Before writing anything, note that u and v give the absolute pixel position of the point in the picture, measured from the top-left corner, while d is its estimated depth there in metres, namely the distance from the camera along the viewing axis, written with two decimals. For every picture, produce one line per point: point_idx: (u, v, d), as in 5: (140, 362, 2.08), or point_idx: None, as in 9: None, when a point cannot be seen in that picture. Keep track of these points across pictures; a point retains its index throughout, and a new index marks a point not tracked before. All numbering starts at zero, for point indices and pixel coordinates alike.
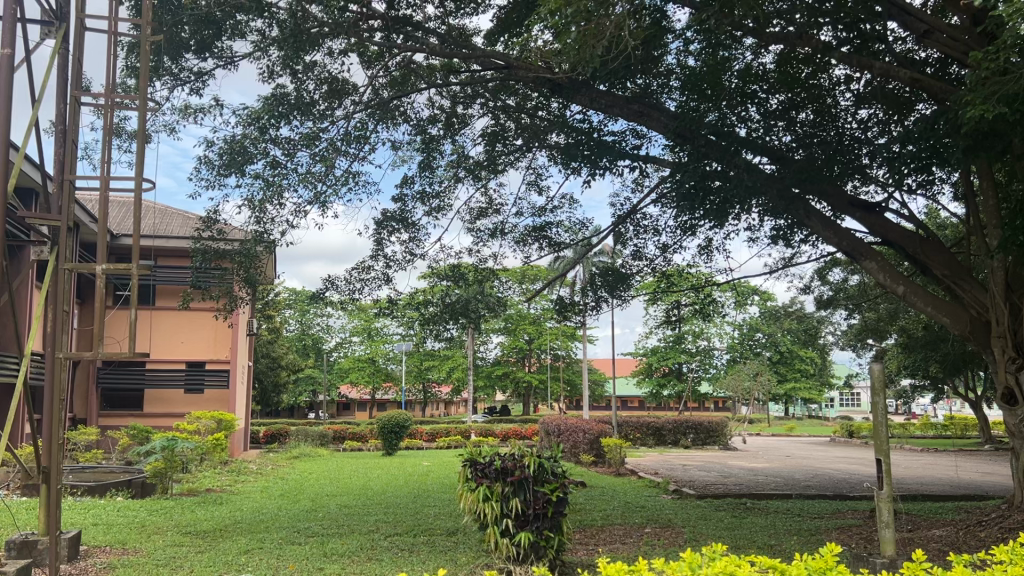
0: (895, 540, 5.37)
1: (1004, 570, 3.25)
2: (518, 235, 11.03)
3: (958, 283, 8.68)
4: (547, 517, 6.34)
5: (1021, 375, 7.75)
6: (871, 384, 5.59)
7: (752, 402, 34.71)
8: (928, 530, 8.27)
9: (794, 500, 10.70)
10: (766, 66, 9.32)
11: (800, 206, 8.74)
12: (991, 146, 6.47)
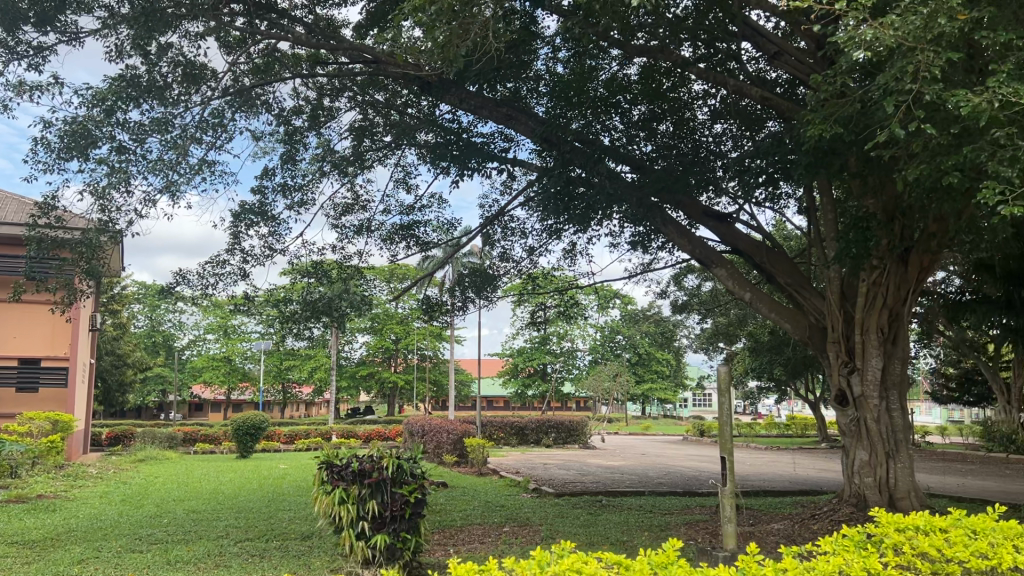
0: (736, 534, 5.65)
1: (827, 561, 3.45)
2: (384, 233, 10.87)
3: (799, 291, 9.23)
4: (404, 518, 6.25)
5: (853, 378, 8.33)
6: (718, 385, 5.84)
7: (612, 402, 35.75)
8: (768, 523, 8.76)
9: (647, 497, 11.09)
10: (631, 77, 9.61)
11: (658, 214, 9.07)
12: (829, 164, 6.93)
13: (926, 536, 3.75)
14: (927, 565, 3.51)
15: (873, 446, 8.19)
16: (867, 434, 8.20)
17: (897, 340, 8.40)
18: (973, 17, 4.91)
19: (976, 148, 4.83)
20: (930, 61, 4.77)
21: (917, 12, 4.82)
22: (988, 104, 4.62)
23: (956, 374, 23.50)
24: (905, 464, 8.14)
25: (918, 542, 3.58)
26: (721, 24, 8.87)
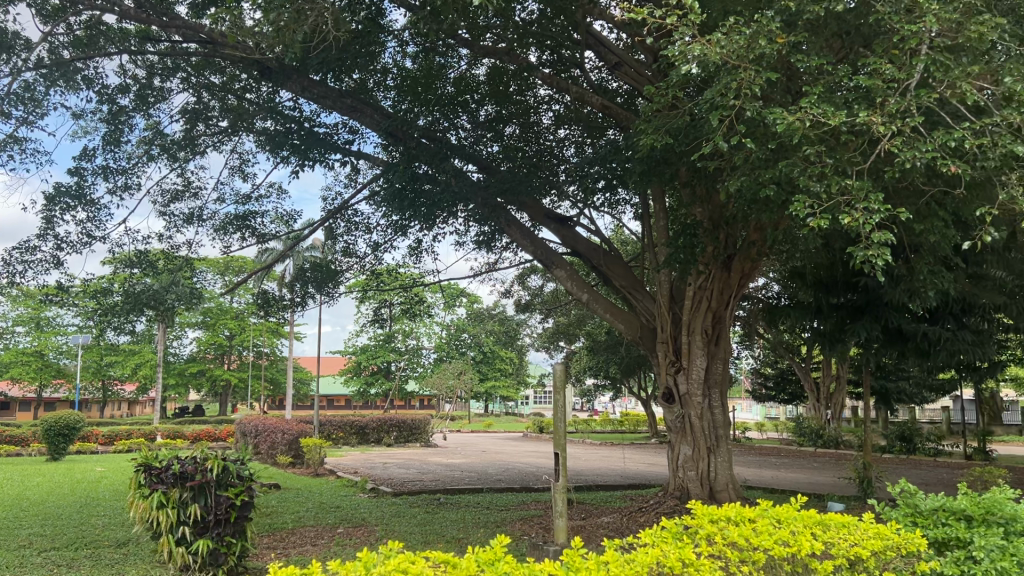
0: (567, 529, 5.78)
1: (646, 553, 3.59)
2: (218, 223, 10.35)
3: (633, 293, 9.61)
4: (229, 522, 5.98)
5: (679, 377, 8.77)
6: (554, 383, 5.95)
7: (455, 400, 35.90)
8: (598, 517, 9.06)
9: (484, 493, 11.20)
10: (478, 77, 9.65)
11: (502, 215, 9.16)
12: (661, 172, 7.25)
13: (736, 527, 3.98)
14: (736, 553, 3.73)
15: (696, 441, 8.66)
16: (691, 430, 8.66)
17: (720, 341, 8.91)
18: (789, 42, 5.29)
19: (790, 163, 5.19)
20: (751, 80, 5.09)
21: (740, 31, 5.13)
22: (801, 122, 4.97)
23: (774, 373, 25.30)
24: (724, 458, 8.66)
25: (728, 532, 3.79)
26: (566, 32, 9.09)
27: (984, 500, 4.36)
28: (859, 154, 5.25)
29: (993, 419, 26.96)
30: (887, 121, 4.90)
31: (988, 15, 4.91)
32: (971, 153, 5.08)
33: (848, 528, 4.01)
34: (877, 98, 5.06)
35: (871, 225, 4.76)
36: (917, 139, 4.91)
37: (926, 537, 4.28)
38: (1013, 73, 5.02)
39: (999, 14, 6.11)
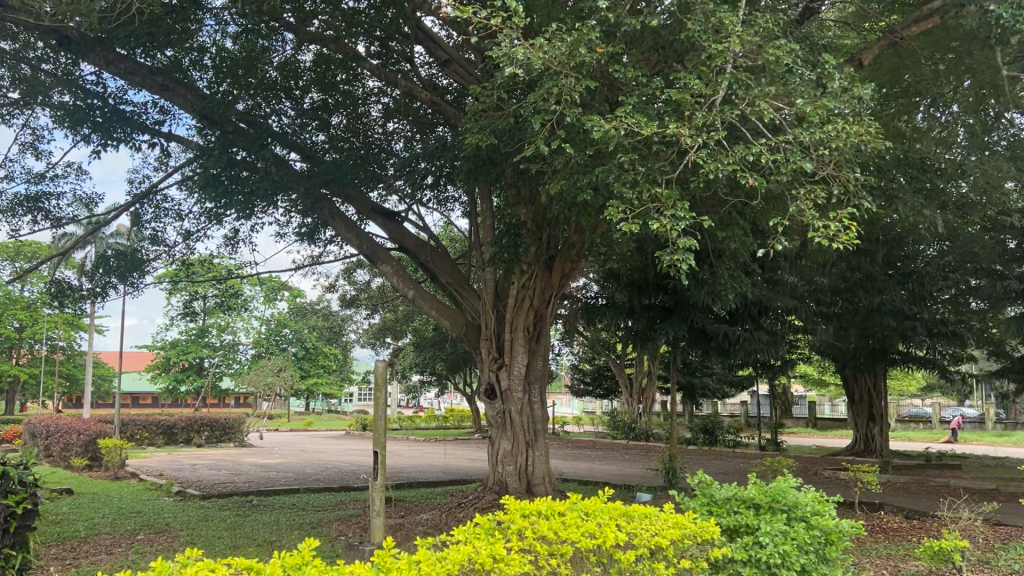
0: (384, 529, 5.69)
1: (458, 550, 3.60)
2: (5, 204, 9.39)
3: (459, 291, 9.64)
4: (9, 533, 5.37)
5: (502, 373, 8.89)
6: (375, 380, 5.85)
7: (274, 396, 34.58)
8: (417, 514, 9.03)
9: (300, 494, 10.87)
10: (304, 63, 9.34)
11: (325, 207, 8.92)
12: (487, 172, 7.34)
13: (546, 521, 4.08)
14: (546, 547, 3.82)
15: (515, 436, 8.82)
16: (511, 425, 8.82)
17: (540, 339, 9.12)
18: (607, 52, 5.50)
19: (606, 169, 5.40)
20: (571, 86, 5.23)
21: (562, 39, 5.29)
22: (616, 130, 5.20)
23: (592, 369, 26.32)
24: (542, 452, 8.88)
25: (539, 526, 3.89)
26: (395, 25, 8.96)
27: (771, 488, 4.71)
28: (669, 164, 5.54)
29: (783, 411, 29.47)
30: (694, 133, 5.20)
31: (783, 41, 5.33)
32: (767, 167, 5.49)
33: (650, 519, 4.20)
34: (686, 111, 5.36)
35: (677, 231, 5.04)
36: (720, 152, 5.24)
37: (720, 525, 4.57)
38: (803, 96, 5.48)
39: (794, 42, 6.66)
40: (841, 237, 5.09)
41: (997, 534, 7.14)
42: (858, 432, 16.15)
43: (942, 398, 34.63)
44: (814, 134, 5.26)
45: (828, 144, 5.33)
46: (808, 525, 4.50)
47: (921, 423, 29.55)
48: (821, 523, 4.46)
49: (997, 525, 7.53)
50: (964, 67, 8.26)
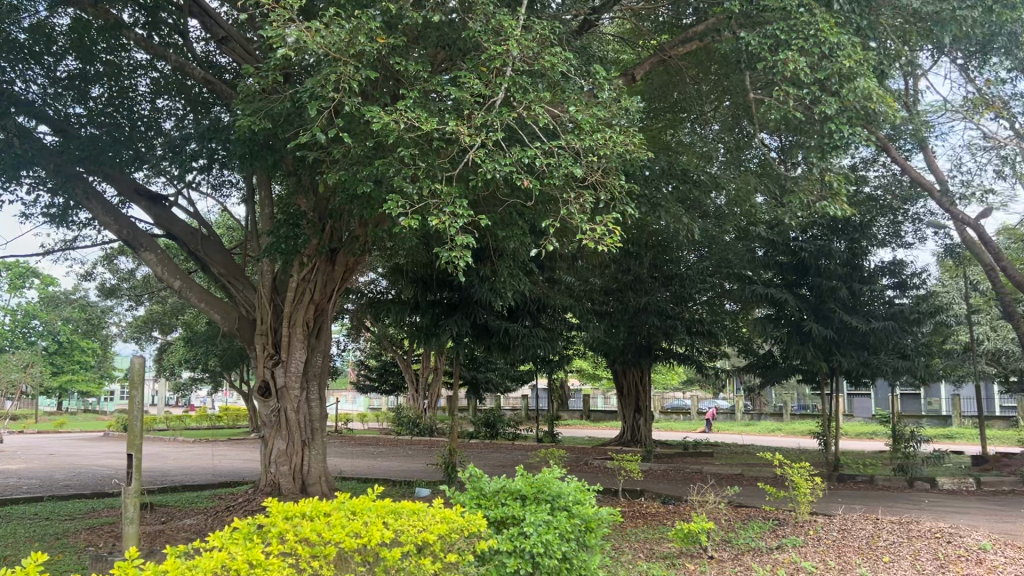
0: (137, 537, 5.20)
1: (211, 557, 3.37)
2: None
3: (233, 283, 9.13)
4: None
5: (278, 370, 8.52)
6: (130, 378, 5.38)
7: (18, 395, 31.09)
8: (181, 520, 8.47)
9: (44, 503, 9.82)
10: (59, 27, 8.46)
11: (79, 186, 8.11)
12: (264, 158, 7.04)
13: (310, 522, 3.93)
14: (307, 549, 3.67)
15: (291, 436, 8.51)
16: (286, 424, 8.49)
17: (320, 334, 8.86)
18: (389, 43, 5.43)
19: (386, 163, 5.33)
20: (350, 75, 5.12)
21: (340, 25, 5.17)
22: (395, 124, 5.15)
23: (376, 365, 26.09)
24: (317, 451, 8.63)
25: (300, 527, 3.74)
26: None
27: (537, 479, 4.86)
28: (448, 161, 5.57)
29: (561, 405, 30.82)
30: (473, 132, 5.27)
31: (559, 48, 5.56)
32: (542, 170, 5.68)
33: (418, 515, 4.17)
34: (465, 110, 5.41)
35: (455, 229, 5.07)
36: (497, 152, 5.34)
37: (487, 517, 4.64)
38: (576, 104, 5.74)
39: (571, 51, 6.96)
40: (605, 241, 5.37)
41: (738, 514, 7.87)
42: (626, 423, 17.19)
43: (699, 392, 37.84)
44: (584, 141, 5.52)
45: (597, 151, 5.62)
46: (569, 514, 4.67)
47: (681, 415, 32.08)
48: (581, 511, 4.65)
49: (739, 506, 8.28)
50: (722, 87, 9.04)
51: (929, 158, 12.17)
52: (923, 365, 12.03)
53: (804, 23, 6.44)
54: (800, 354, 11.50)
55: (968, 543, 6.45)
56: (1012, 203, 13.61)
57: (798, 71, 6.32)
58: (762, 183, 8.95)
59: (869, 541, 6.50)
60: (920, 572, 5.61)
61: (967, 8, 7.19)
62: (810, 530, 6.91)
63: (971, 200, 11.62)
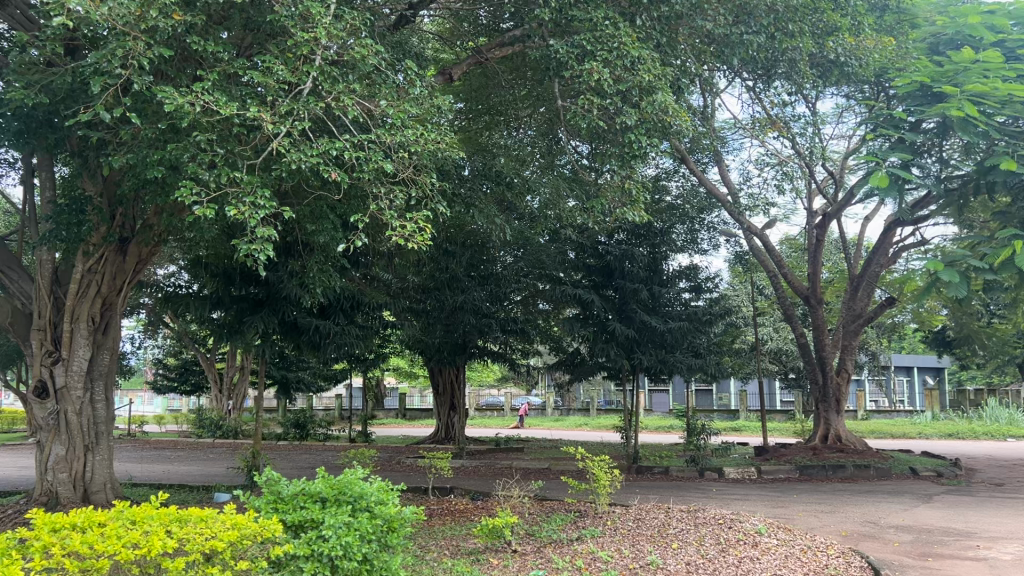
0: None
1: None
2: None
3: (6, 273, 8.22)
4: None
5: (57, 369, 7.75)
6: None
7: None
8: None
9: None
10: None
11: None
12: (44, 135, 6.45)
13: (80, 534, 3.60)
14: (76, 564, 3.36)
15: (71, 441, 7.80)
16: (65, 428, 7.76)
17: (107, 330, 8.16)
18: (186, 21, 5.12)
19: (180, 147, 5.05)
20: (140, 52, 4.81)
21: None
22: (192, 106, 4.87)
23: (177, 363, 24.64)
24: (102, 456, 7.99)
25: (68, 541, 3.42)
26: None
27: (338, 481, 4.68)
28: (250, 150, 5.35)
29: (375, 404, 30.42)
30: (277, 120, 5.08)
31: (370, 41, 5.48)
32: (349, 163, 5.58)
33: (206, 521, 3.90)
34: (269, 97, 5.22)
35: (255, 220, 4.85)
36: (303, 142, 5.18)
37: (284, 521, 4.42)
38: (387, 98, 5.70)
39: (382, 45, 6.88)
40: (414, 238, 5.33)
41: (542, 508, 8.07)
42: (439, 421, 17.24)
43: (513, 389, 38.77)
44: (392, 135, 5.47)
45: (407, 147, 5.61)
46: (370, 515, 4.52)
47: (495, 412, 32.72)
48: (384, 511, 4.52)
49: (543, 500, 8.50)
50: (534, 94, 9.19)
51: (723, 172, 13.15)
52: (714, 363, 12.92)
53: (608, 36, 6.77)
54: (604, 352, 11.98)
55: (746, 527, 6.98)
56: (793, 216, 14.97)
57: (601, 82, 6.62)
58: (571, 188, 9.27)
59: (661, 529, 6.88)
60: (703, 556, 6.00)
61: (752, 33, 7.83)
62: (608, 521, 7.21)
63: (757, 211, 12.66)
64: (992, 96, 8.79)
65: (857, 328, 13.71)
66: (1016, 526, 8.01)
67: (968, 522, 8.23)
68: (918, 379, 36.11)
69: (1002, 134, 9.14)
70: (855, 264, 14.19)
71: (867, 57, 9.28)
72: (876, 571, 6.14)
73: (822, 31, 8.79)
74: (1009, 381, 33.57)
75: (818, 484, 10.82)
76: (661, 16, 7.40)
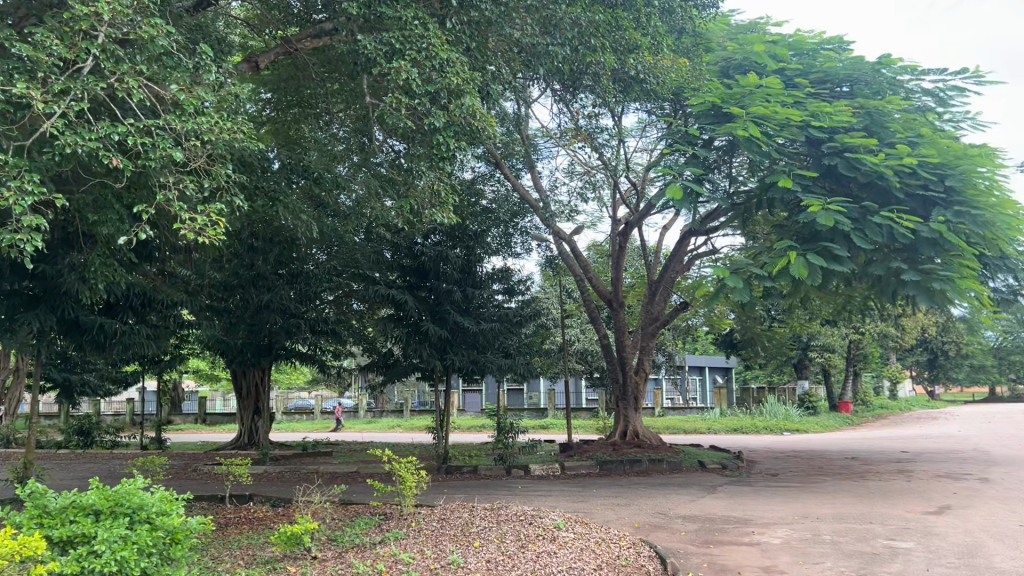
0: None
1: None
2: None
3: None
4: None
5: None
6: None
7: None
8: None
9: None
10: None
11: None
12: None
13: None
14: None
15: None
16: None
17: None
18: None
19: None
20: None
21: None
22: None
23: None
24: None
25: None
26: None
27: (115, 492, 4.27)
28: (16, 130, 4.88)
29: (173, 408, 28.67)
30: (52, 99, 4.66)
31: (160, 21, 5.14)
32: (136, 150, 5.22)
33: None
34: (40, 74, 4.78)
35: (22, 207, 4.41)
36: (81, 125, 4.78)
37: (50, 538, 3.98)
38: (178, 82, 5.39)
39: (174, 28, 6.48)
40: (208, 233, 5.07)
41: (346, 512, 7.90)
42: (243, 426, 16.53)
43: (324, 392, 37.88)
44: (184, 123, 5.18)
45: (201, 135, 5.34)
46: (150, 527, 4.17)
47: (304, 415, 31.81)
48: (166, 523, 4.18)
49: (347, 504, 8.34)
50: (346, 89, 8.88)
51: (535, 178, 13.52)
52: (523, 364, 13.20)
53: (417, 36, 6.79)
54: (417, 353, 11.94)
55: (546, 522, 7.18)
56: (599, 224, 15.65)
57: (409, 81, 6.64)
58: (383, 187, 9.12)
59: (464, 528, 6.93)
60: (503, 553, 6.11)
61: (557, 45, 8.18)
62: (412, 522, 7.17)
63: (565, 217, 13.10)
64: (773, 119, 9.60)
65: (655, 330, 14.51)
66: (786, 512, 8.79)
67: (745, 510, 8.94)
68: (709, 378, 38.94)
69: (781, 154, 10.01)
70: (654, 270, 15.04)
71: (664, 76, 9.89)
72: (662, 559, 6.50)
73: (623, 47, 9.29)
74: (787, 380, 36.92)
75: (616, 479, 11.35)
76: (471, 20, 7.48)
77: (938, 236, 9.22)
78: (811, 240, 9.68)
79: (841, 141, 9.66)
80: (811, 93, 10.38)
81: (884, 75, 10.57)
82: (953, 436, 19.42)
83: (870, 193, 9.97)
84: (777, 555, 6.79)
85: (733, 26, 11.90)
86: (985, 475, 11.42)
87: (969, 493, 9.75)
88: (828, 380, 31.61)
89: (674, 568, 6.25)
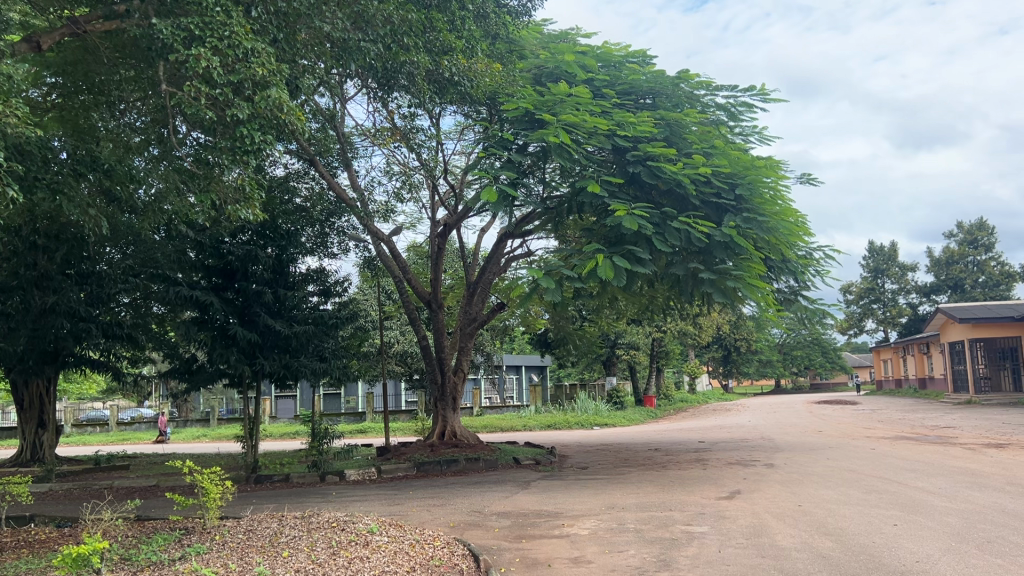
0: None
1: None
2: None
3: None
4: None
5: None
6: None
7: None
8: None
9: None
10: None
11: None
12: None
13: None
14: None
15: None
16: None
17: None
18: None
19: None
20: None
21: None
22: None
23: None
24: None
25: None
26: None
27: None
28: None
29: None
30: None
31: None
32: None
33: None
34: None
35: None
36: None
37: None
38: None
39: None
40: None
41: (141, 529, 7.36)
42: (23, 441, 15.03)
43: (121, 400, 35.12)
44: None
45: None
46: None
47: (96, 427, 29.30)
48: None
49: (143, 520, 7.79)
50: (143, 76, 8.22)
51: (351, 177, 13.25)
52: (340, 367, 12.88)
53: (219, 23, 6.48)
54: (223, 358, 11.32)
55: (359, 527, 7.06)
56: (418, 225, 15.60)
57: (209, 69, 6.32)
58: (184, 181, 8.57)
59: (272, 538, 6.68)
60: (313, 562, 5.93)
61: (369, 42, 8.13)
62: (216, 536, 6.79)
63: (382, 217, 12.93)
64: (581, 127, 9.98)
65: (473, 331, 14.65)
66: (594, 503, 9.15)
67: (556, 504, 9.21)
68: (525, 377, 40.00)
69: (590, 161, 10.42)
70: (471, 271, 15.19)
71: (478, 79, 9.99)
72: (475, 557, 6.56)
73: (437, 48, 9.32)
74: (597, 377, 38.52)
75: (432, 480, 11.37)
76: (278, 11, 7.21)
77: (730, 241, 9.91)
78: (617, 244, 10.14)
79: (644, 150, 10.19)
80: (616, 103, 10.91)
81: (682, 88, 11.26)
82: (743, 426, 21.07)
83: (669, 200, 10.63)
84: (584, 546, 7.05)
85: (544, 34, 12.27)
86: (769, 460, 12.44)
87: (756, 478, 10.59)
88: (634, 377, 33.37)
89: (486, 566, 6.31)
